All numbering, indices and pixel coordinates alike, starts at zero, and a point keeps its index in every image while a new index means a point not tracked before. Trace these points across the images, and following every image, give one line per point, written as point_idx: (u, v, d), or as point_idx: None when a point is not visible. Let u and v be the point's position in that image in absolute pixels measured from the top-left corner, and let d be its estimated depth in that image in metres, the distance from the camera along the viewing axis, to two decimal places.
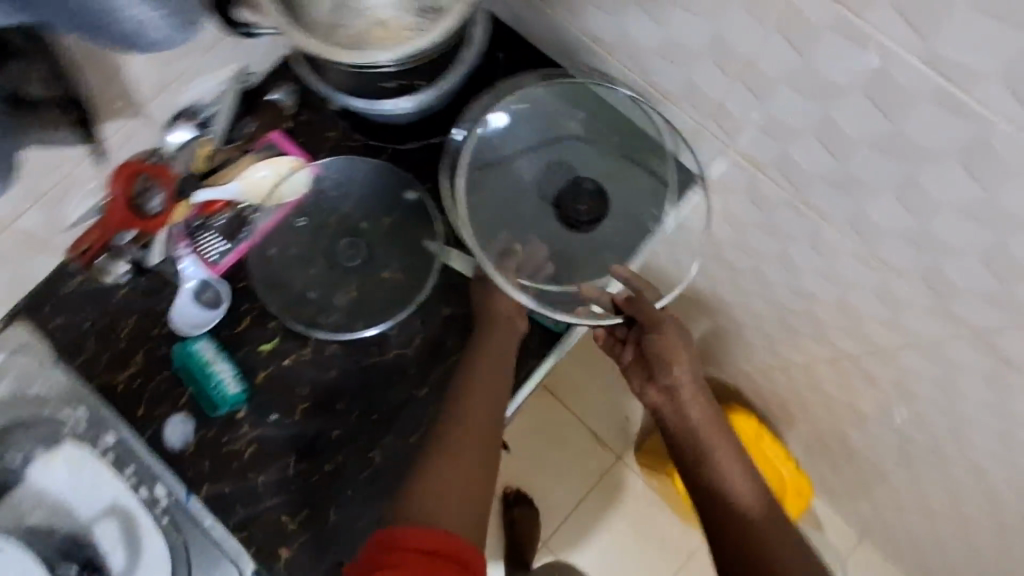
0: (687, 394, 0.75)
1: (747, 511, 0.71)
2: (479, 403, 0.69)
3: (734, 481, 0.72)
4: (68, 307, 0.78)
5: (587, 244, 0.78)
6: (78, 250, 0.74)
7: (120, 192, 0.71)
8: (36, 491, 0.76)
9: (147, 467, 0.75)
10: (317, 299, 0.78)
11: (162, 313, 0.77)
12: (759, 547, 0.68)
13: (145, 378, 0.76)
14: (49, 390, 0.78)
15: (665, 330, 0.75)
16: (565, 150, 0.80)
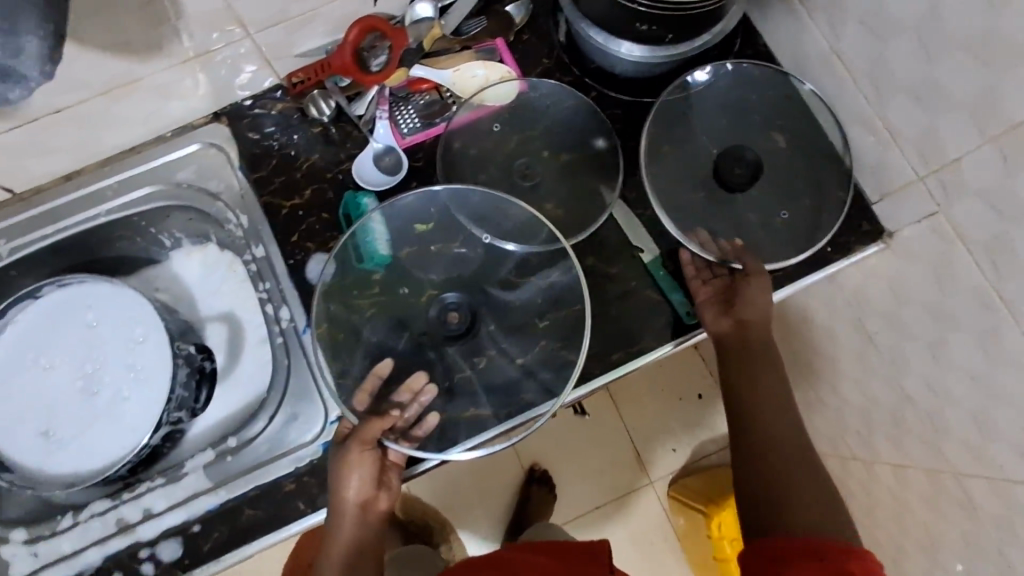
0: (752, 335, 0.73)
1: (782, 446, 0.66)
2: (356, 483, 0.70)
3: (786, 416, 0.69)
4: (268, 128, 0.84)
5: (733, 209, 0.79)
6: (294, 80, 0.79)
7: (350, 45, 0.74)
8: (170, 275, 0.92)
9: (280, 289, 0.80)
10: (478, 203, 0.78)
11: (342, 162, 0.82)
12: (787, 477, 0.64)
13: (307, 211, 0.81)
14: (223, 190, 0.84)
15: (756, 282, 0.74)
16: (742, 125, 0.82)
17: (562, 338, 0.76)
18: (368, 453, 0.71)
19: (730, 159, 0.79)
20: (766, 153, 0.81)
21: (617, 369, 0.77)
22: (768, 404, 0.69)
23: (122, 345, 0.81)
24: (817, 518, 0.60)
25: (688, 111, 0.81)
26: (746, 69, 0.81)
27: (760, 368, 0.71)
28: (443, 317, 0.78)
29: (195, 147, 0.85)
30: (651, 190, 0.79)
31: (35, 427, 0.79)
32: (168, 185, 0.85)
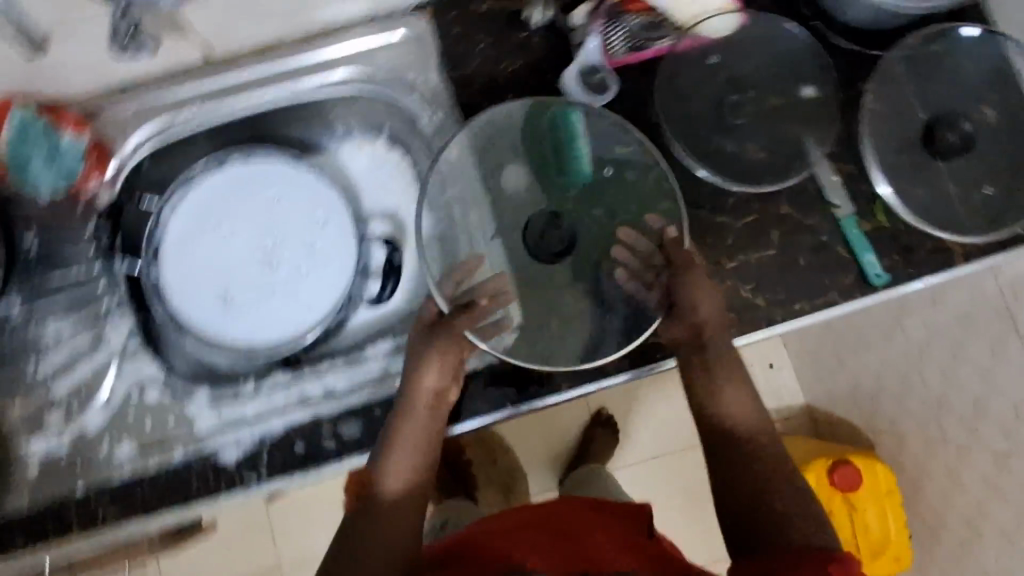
0: (708, 339, 0.69)
1: (760, 455, 0.66)
2: (429, 377, 0.68)
3: (761, 425, 0.68)
4: (472, 26, 0.81)
5: (936, 174, 0.78)
6: None
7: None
8: (337, 164, 0.91)
9: (468, 194, 0.80)
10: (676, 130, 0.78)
11: (547, 74, 0.80)
12: (766, 485, 0.64)
13: (507, 119, 0.79)
14: (421, 85, 0.82)
15: (694, 275, 0.69)
16: (962, 96, 0.80)
17: (750, 282, 0.77)
18: (450, 355, 0.69)
19: (947, 123, 0.77)
20: (981, 127, 0.79)
21: (798, 318, 0.77)
22: (738, 412, 0.68)
23: (304, 224, 0.82)
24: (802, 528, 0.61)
25: (914, 69, 0.80)
26: (982, 42, 0.80)
27: (722, 374, 0.69)
28: (547, 231, 0.77)
29: (396, 35, 0.82)
30: (865, 135, 0.78)
31: (215, 292, 0.80)
32: (363, 72, 0.83)
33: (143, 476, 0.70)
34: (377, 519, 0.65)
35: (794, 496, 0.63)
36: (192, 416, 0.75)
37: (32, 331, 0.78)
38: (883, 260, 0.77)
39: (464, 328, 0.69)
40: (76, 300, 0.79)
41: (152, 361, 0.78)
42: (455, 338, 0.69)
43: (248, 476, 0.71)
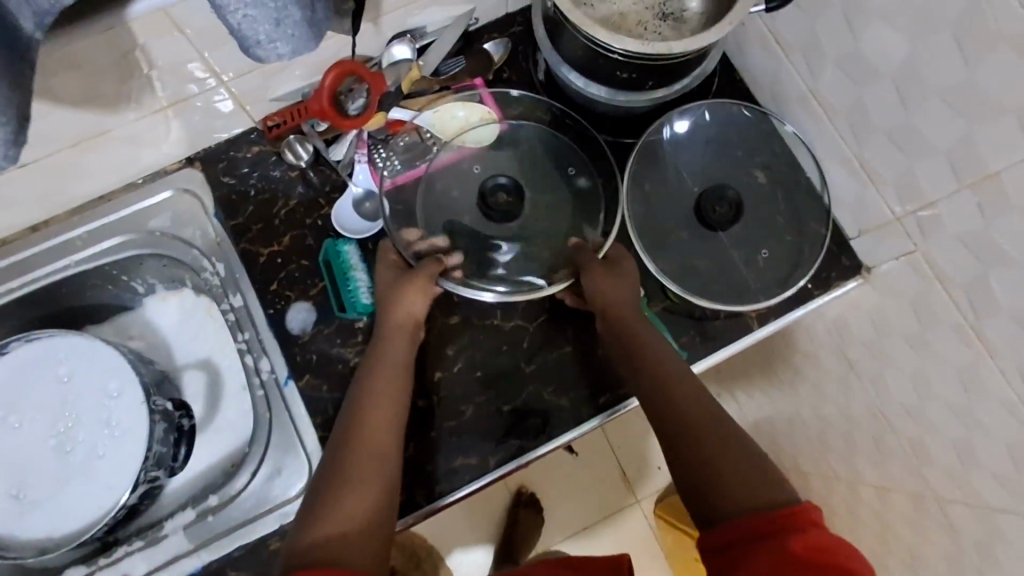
0: (620, 314, 0.73)
1: (705, 417, 0.64)
2: (409, 309, 0.72)
3: (702, 393, 0.67)
4: (245, 172, 0.83)
5: (715, 248, 0.80)
6: (271, 123, 0.77)
7: (330, 86, 0.72)
8: (145, 322, 0.89)
9: (259, 339, 0.78)
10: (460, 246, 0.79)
11: (322, 207, 0.82)
12: (707, 446, 0.62)
13: (287, 258, 0.80)
14: (199, 238, 0.83)
15: (594, 275, 0.75)
16: (726, 166, 0.83)
17: (552, 382, 0.78)
18: (426, 284, 0.74)
19: (712, 197, 0.79)
20: (746, 192, 0.82)
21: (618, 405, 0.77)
22: (668, 374, 0.68)
23: (95, 401, 0.79)
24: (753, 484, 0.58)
25: (675, 152, 0.82)
26: (730, 112, 0.82)
27: (641, 348, 0.70)
28: (491, 195, 0.80)
29: (166, 193, 0.82)
30: (639, 226, 0.80)
31: (6, 488, 0.76)
32: (142, 234, 0.82)
33: None
34: (359, 477, 0.59)
35: (736, 450, 0.61)
36: None
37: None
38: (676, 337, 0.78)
39: (432, 270, 0.75)
40: None
41: None
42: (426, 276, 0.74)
43: None
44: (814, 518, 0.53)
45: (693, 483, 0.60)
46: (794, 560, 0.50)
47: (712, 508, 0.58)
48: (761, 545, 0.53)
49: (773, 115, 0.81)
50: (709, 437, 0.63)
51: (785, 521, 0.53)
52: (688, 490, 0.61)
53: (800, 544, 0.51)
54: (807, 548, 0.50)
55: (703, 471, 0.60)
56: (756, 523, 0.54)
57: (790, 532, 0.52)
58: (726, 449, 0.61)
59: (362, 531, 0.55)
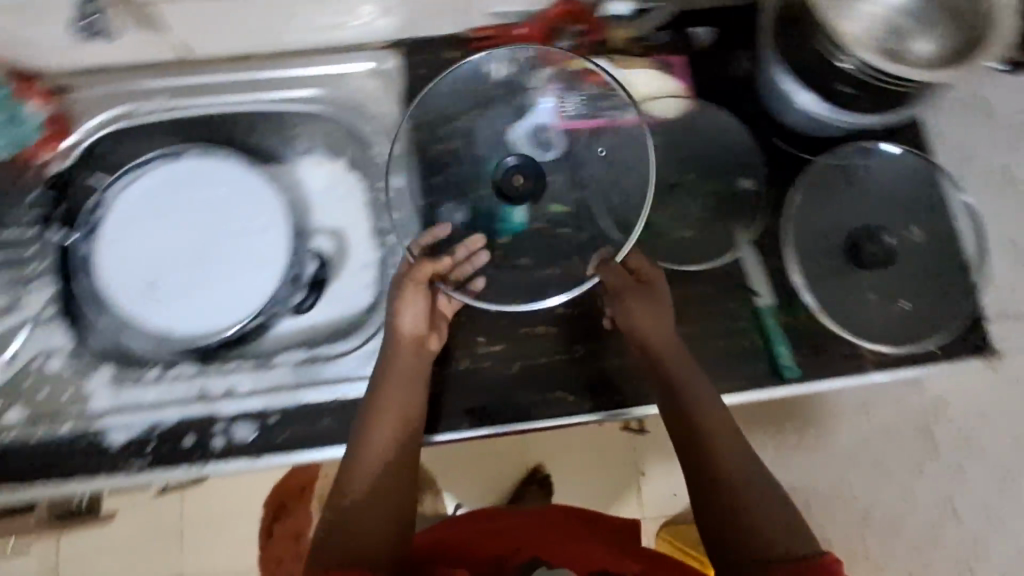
0: (654, 348, 0.74)
1: (730, 456, 0.66)
2: (410, 314, 0.75)
3: (726, 436, 0.67)
4: (436, 72, 0.86)
5: (859, 285, 0.81)
6: (478, 35, 0.85)
7: (549, 16, 0.82)
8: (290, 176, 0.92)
9: (408, 223, 0.82)
10: (617, 199, 0.81)
11: (498, 123, 0.84)
12: (727, 488, 0.64)
13: (456, 160, 0.83)
14: (379, 118, 0.87)
15: (626, 297, 0.76)
16: (892, 212, 0.83)
17: (664, 353, 0.79)
18: (417, 284, 0.75)
19: (869, 238, 0.81)
20: (905, 244, 0.82)
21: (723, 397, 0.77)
22: (703, 411, 0.69)
23: (246, 229, 0.84)
24: (780, 528, 0.60)
25: (849, 182, 0.83)
26: (913, 166, 0.83)
27: (672, 377, 0.72)
28: (506, 180, 0.82)
29: (365, 63, 0.86)
30: (792, 240, 0.81)
31: (142, 277, 0.81)
32: (329, 98, 0.87)
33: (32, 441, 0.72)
34: (359, 469, 0.66)
35: (762, 494, 0.63)
36: (92, 391, 0.76)
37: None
38: (795, 353, 0.79)
39: (423, 270, 0.74)
40: (6, 262, 0.80)
41: (66, 333, 0.77)
42: (416, 283, 0.75)
43: (130, 462, 0.72)
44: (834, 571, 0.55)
45: (716, 520, 0.62)
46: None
47: (732, 551, 0.60)
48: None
49: (950, 181, 0.83)
50: (734, 479, 0.64)
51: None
52: (713, 526, 0.62)
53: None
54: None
55: (730, 508, 0.62)
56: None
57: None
58: (756, 497, 0.63)
59: (367, 504, 0.63)
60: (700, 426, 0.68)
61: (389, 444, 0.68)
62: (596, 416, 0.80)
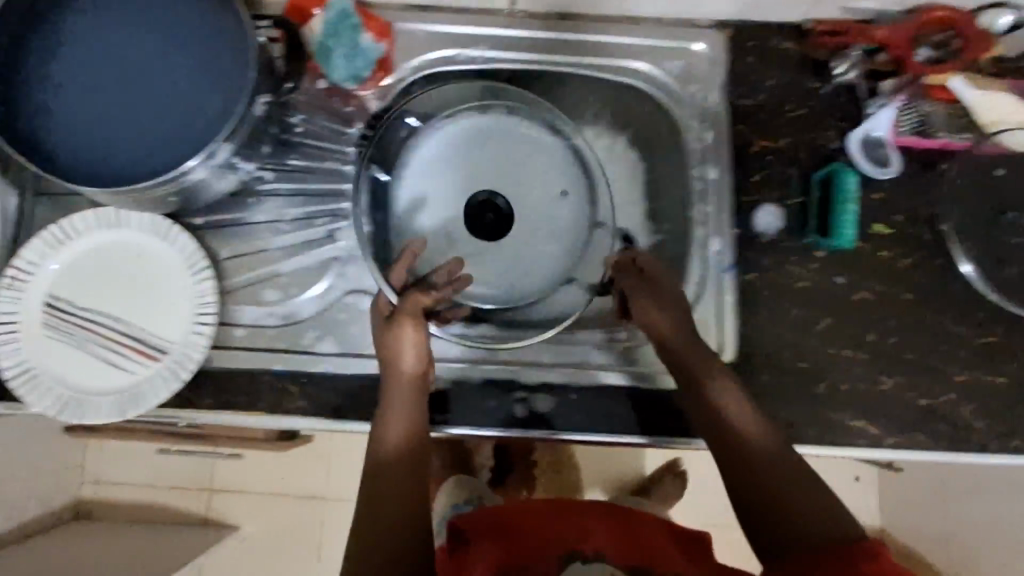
0: (681, 358, 0.69)
1: (785, 466, 0.61)
2: (405, 346, 0.68)
3: (726, 394, 0.66)
4: (768, 63, 0.80)
5: None
6: (823, 29, 0.77)
7: (914, 25, 0.71)
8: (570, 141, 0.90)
9: (719, 221, 0.79)
10: (966, 229, 0.79)
11: (828, 128, 0.79)
12: (790, 501, 0.58)
13: (779, 161, 0.79)
14: (698, 99, 0.81)
15: (641, 300, 0.72)
16: None
17: (972, 402, 0.76)
18: (411, 311, 0.69)
19: None
20: None
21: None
22: (737, 432, 0.64)
23: (540, 196, 0.83)
24: (816, 514, 0.57)
25: None
26: None
27: (710, 399, 0.66)
28: (479, 209, 0.82)
29: (702, 51, 0.81)
30: None
31: (439, 231, 0.81)
32: (645, 69, 0.81)
33: (341, 374, 0.73)
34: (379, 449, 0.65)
35: (807, 496, 0.58)
36: None
37: (257, 204, 0.77)
38: None
39: (411, 308, 0.69)
40: (318, 191, 0.78)
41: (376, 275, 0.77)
42: (410, 315, 0.69)
43: (436, 414, 0.73)
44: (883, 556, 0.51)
45: (768, 521, 0.58)
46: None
47: (777, 552, 0.56)
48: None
49: None
50: (783, 500, 0.58)
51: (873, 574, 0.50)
52: (760, 504, 0.59)
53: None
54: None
55: (774, 505, 0.58)
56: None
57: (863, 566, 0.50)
58: (815, 518, 0.56)
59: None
60: (737, 447, 0.63)
61: (398, 459, 0.64)
62: (902, 456, 0.75)
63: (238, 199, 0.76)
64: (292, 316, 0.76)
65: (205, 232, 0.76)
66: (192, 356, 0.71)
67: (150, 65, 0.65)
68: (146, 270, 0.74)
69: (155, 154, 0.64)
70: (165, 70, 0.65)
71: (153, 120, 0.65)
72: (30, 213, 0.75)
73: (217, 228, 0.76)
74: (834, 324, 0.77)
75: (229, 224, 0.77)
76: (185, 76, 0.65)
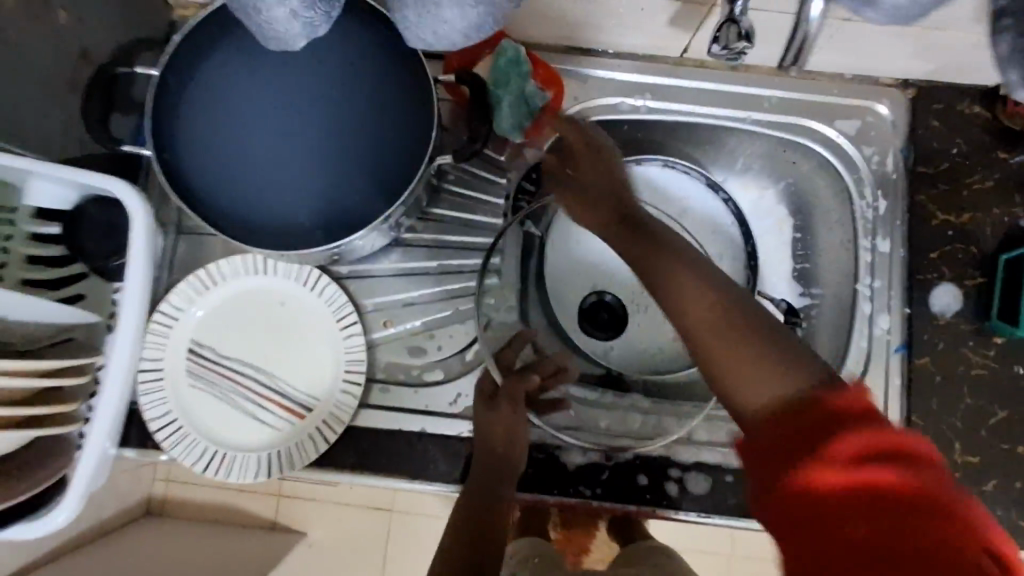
0: (682, 294, 0.47)
1: (709, 305, 0.46)
2: (499, 422, 0.66)
3: (684, 291, 0.47)
4: (953, 128, 0.75)
5: None
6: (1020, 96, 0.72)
7: None
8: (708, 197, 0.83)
9: (888, 296, 0.74)
10: None
11: (1016, 203, 0.74)
12: (728, 373, 0.45)
13: (959, 236, 0.73)
14: (874, 163, 0.75)
15: (643, 263, 0.52)
16: None
17: None
18: (511, 397, 0.67)
19: None
20: None
21: None
22: (692, 304, 0.47)
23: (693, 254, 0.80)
24: (772, 382, 0.43)
25: None
26: None
27: (675, 293, 0.48)
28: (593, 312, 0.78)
29: (884, 113, 0.75)
30: None
31: (587, 286, 0.79)
32: (819, 126, 0.76)
33: None
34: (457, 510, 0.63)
35: (764, 361, 0.44)
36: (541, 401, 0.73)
37: (406, 254, 0.74)
38: None
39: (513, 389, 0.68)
40: (464, 243, 0.74)
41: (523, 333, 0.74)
42: (512, 400, 0.67)
43: (582, 487, 0.70)
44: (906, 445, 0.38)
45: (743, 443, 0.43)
46: (885, 493, 0.37)
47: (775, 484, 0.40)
48: (813, 446, 0.39)
49: None
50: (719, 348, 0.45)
51: (818, 410, 0.40)
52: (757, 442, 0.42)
53: (841, 456, 0.38)
54: (867, 457, 0.38)
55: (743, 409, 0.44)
56: (777, 466, 0.40)
57: (840, 432, 0.39)
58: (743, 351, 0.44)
59: None
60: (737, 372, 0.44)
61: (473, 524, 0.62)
62: None
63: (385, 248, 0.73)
64: (438, 376, 0.72)
65: (350, 283, 0.73)
66: (341, 416, 0.68)
67: (336, 120, 0.65)
68: (291, 320, 0.71)
69: (330, 215, 0.64)
70: (350, 128, 0.64)
71: (336, 173, 0.64)
72: (171, 249, 0.72)
73: (363, 278, 0.73)
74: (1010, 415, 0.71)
75: (374, 274, 0.73)
76: (369, 129, 0.65)
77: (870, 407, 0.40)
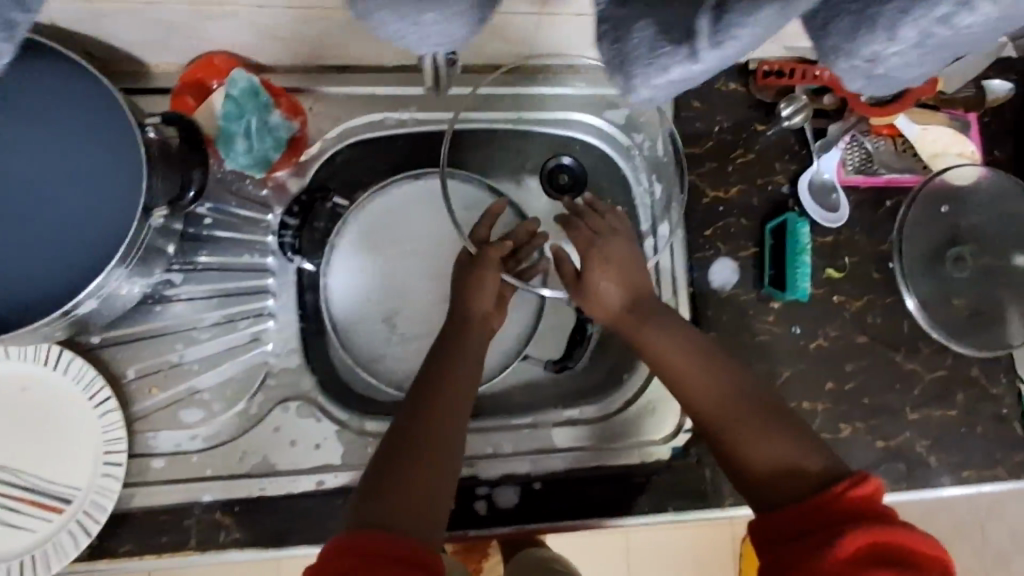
0: (648, 351, 0.64)
1: (682, 359, 0.62)
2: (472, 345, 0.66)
3: (652, 342, 0.64)
4: (712, 106, 0.77)
5: None
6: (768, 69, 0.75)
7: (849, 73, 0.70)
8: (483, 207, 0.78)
9: (672, 278, 0.75)
10: (908, 266, 0.76)
11: (776, 171, 0.76)
12: (739, 449, 0.57)
13: (729, 208, 0.76)
14: (645, 148, 0.77)
15: (598, 286, 0.68)
16: None
17: (927, 438, 0.74)
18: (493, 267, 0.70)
19: None
20: None
21: (981, 486, 0.75)
22: (676, 365, 0.62)
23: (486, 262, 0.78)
24: (772, 456, 0.56)
25: None
26: None
27: (647, 340, 0.64)
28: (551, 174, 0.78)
29: None
30: None
31: (378, 311, 0.75)
32: (589, 119, 0.77)
33: (281, 498, 0.65)
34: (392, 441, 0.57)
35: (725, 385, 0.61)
36: (341, 446, 0.67)
37: (166, 312, 0.68)
38: None
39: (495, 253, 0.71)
40: (230, 289, 0.69)
41: (311, 376, 0.70)
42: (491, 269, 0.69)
43: None
44: (874, 503, 0.49)
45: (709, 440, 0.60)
46: (868, 543, 0.46)
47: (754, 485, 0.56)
48: (824, 543, 0.47)
49: None
50: (733, 427, 0.58)
51: (845, 508, 0.49)
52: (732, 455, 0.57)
53: (850, 553, 0.46)
54: (864, 554, 0.46)
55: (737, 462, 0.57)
56: (804, 550, 0.48)
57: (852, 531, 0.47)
58: (712, 394, 0.60)
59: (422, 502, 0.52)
60: (722, 424, 0.59)
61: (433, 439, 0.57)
62: None
63: (139, 307, 0.67)
64: (219, 437, 0.66)
65: (103, 351, 0.66)
66: (103, 502, 0.62)
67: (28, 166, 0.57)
68: (34, 405, 0.64)
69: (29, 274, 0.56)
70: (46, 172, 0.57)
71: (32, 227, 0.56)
72: None
73: (120, 344, 0.66)
74: (794, 374, 0.74)
75: (132, 337, 0.67)
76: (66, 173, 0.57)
77: (879, 499, 0.50)
